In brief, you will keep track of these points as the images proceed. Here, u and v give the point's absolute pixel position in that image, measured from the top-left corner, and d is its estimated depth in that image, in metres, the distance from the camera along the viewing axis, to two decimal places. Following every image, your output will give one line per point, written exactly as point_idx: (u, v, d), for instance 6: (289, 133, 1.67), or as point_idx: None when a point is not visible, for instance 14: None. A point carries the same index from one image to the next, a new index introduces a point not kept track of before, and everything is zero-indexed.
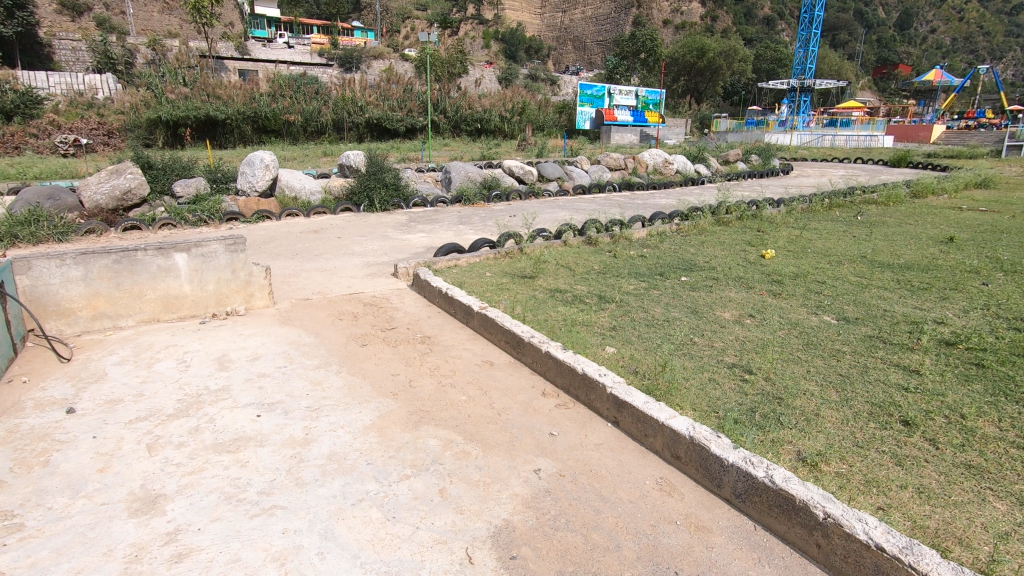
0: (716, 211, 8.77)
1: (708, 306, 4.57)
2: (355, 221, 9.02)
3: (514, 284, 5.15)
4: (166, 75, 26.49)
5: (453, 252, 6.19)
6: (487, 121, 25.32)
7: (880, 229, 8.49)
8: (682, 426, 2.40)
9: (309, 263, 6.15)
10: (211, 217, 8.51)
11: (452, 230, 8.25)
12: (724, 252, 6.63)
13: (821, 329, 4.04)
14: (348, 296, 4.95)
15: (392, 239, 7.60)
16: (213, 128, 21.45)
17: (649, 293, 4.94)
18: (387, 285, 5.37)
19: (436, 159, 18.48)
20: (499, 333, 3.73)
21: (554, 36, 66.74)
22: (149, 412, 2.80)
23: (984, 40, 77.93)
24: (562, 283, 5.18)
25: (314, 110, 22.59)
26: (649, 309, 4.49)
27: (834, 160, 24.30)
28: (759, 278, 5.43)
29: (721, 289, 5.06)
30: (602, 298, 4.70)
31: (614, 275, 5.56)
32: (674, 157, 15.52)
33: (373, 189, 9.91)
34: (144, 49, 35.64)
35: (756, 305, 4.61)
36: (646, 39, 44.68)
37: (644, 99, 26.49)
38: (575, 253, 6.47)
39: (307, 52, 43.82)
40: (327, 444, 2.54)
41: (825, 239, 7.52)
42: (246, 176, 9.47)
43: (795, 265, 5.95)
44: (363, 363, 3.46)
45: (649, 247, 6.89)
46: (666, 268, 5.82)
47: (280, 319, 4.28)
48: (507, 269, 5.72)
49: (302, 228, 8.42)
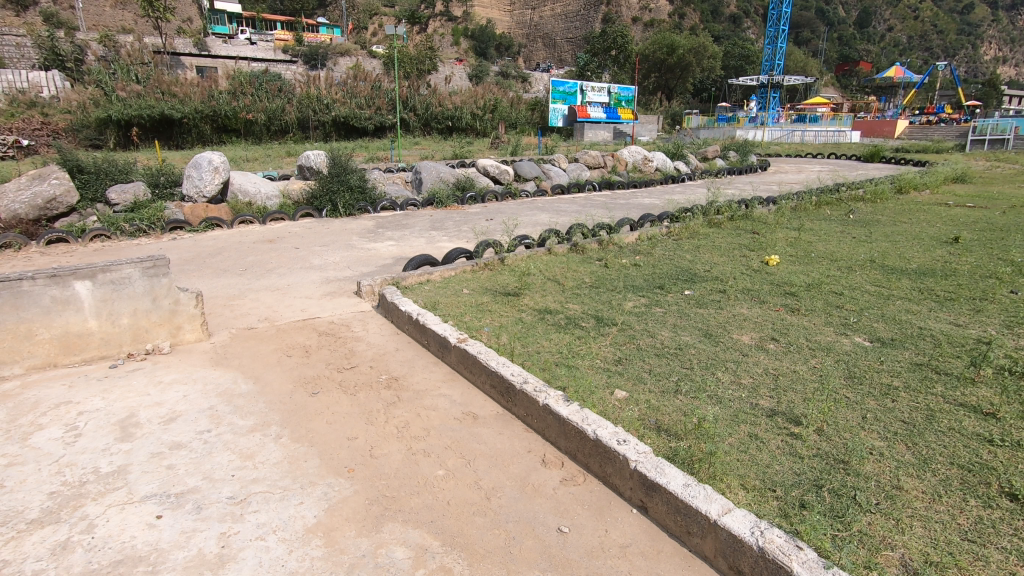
0: (706, 212, 8.25)
1: (720, 327, 3.98)
2: (317, 228, 8.23)
3: (497, 303, 4.47)
4: (118, 72, 24.99)
5: (425, 265, 5.48)
6: (458, 119, 24.57)
7: (876, 229, 8.08)
8: (743, 528, 1.76)
9: (259, 280, 5.37)
10: (152, 227, 7.62)
11: (424, 237, 7.53)
12: (724, 258, 6.07)
13: (857, 355, 3.47)
14: (301, 324, 4.19)
15: (358, 249, 6.83)
16: (169, 128, 20.23)
17: (652, 312, 4.31)
18: (348, 307, 4.62)
19: (406, 158, 17.64)
20: (483, 375, 3.04)
21: (524, 33, 66.19)
22: (4, 518, 2.03)
23: (938, 38, 80.44)
24: (553, 301, 4.53)
25: (277, 108, 21.42)
26: (657, 333, 3.86)
27: (809, 155, 24.29)
28: (770, 289, 4.86)
29: (730, 304, 4.48)
30: (601, 321, 4.05)
31: (608, 289, 4.93)
32: (653, 154, 15.00)
33: (337, 192, 9.09)
34: (96, 46, 33.85)
35: (776, 325, 4.01)
36: (617, 35, 44.43)
37: (617, 96, 26.06)
38: (562, 262, 5.84)
39: (270, 48, 42.31)
40: (251, 564, 1.83)
41: (825, 241, 7.04)
42: (193, 180, 8.50)
43: (805, 273, 5.41)
44: (311, 422, 2.74)
45: (641, 254, 6.28)
46: (665, 280, 5.21)
47: (212, 359, 3.51)
48: (488, 284, 5.04)
49: (256, 237, 7.58)
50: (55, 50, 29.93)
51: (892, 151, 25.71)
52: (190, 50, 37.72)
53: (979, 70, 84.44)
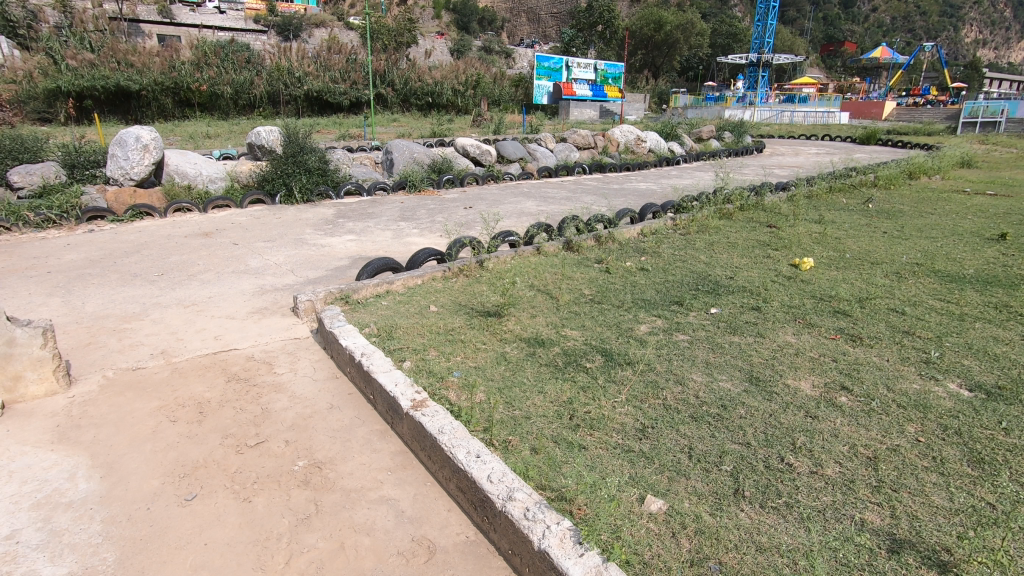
0: (715, 200, 7.27)
1: (768, 367, 3.01)
2: (267, 217, 7.09)
3: (472, 329, 3.42)
4: (72, 40, 22.95)
5: (384, 271, 4.42)
6: (438, 95, 23.17)
7: (905, 221, 7.19)
8: None
9: (175, 291, 4.28)
10: (65, 216, 6.41)
11: (390, 230, 6.44)
12: (745, 260, 5.12)
13: (968, 418, 2.51)
14: (207, 363, 3.11)
15: (308, 246, 5.70)
16: (126, 101, 18.58)
17: (674, 341, 3.32)
18: (278, 331, 3.56)
19: (382, 137, 16.31)
20: (446, 470, 2.03)
21: (508, 8, 63.83)
22: None
23: (920, 20, 80.08)
24: (545, 324, 3.53)
25: (245, 81, 19.85)
26: (688, 377, 2.88)
27: (802, 137, 23.43)
28: (815, 306, 3.90)
29: (773, 329, 3.52)
30: (609, 358, 3.05)
31: (613, 304, 3.94)
32: (647, 134, 13.95)
33: (291, 175, 7.89)
34: (51, 12, 31.41)
35: (840, 363, 3.04)
36: (604, 10, 41.99)
37: (604, 73, 24.77)
38: (554, 265, 4.82)
39: (241, 18, 39.95)
40: None
41: (855, 238, 6.11)
42: (117, 160, 7.21)
43: (849, 282, 4.46)
44: (162, 567, 1.71)
45: (647, 254, 5.29)
46: (682, 291, 4.25)
47: (57, 426, 2.44)
48: (462, 298, 4.00)
49: (190, 230, 6.40)
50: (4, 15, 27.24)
51: (885, 134, 25.04)
52: (154, 17, 35.17)
53: (959, 53, 84.13)
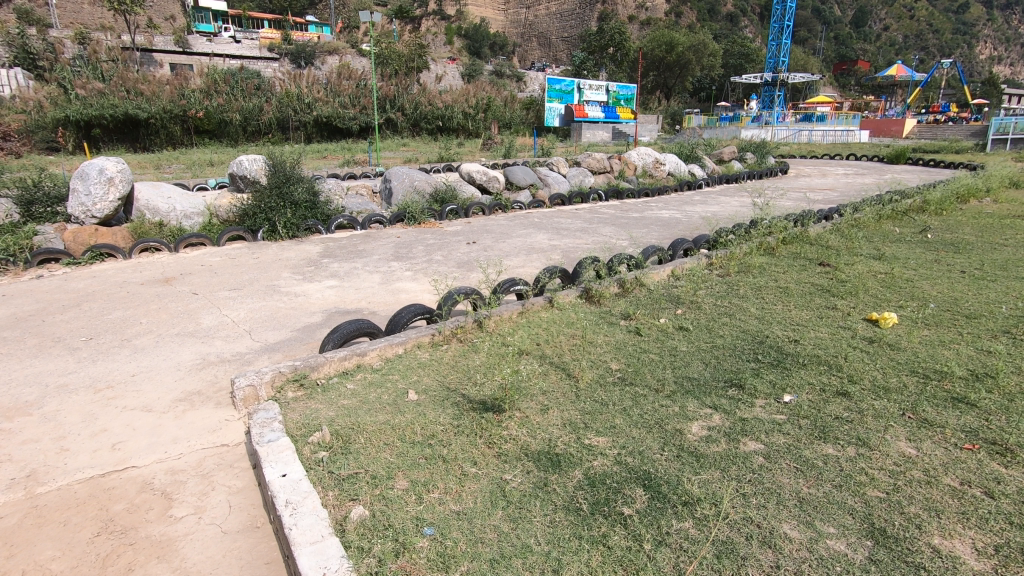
0: (754, 233, 6.33)
1: (895, 510, 2.03)
2: (246, 257, 6.29)
3: (460, 435, 2.48)
4: (85, 70, 22.86)
5: (357, 337, 3.49)
6: (448, 119, 22.59)
7: (978, 255, 6.17)
8: None
9: (92, 368, 3.39)
10: (12, 260, 5.64)
11: (379, 273, 5.57)
12: (807, 314, 4.15)
13: None
14: (82, 497, 2.20)
15: (279, 297, 4.83)
16: (134, 129, 18.22)
17: (745, 458, 2.34)
18: (203, 434, 2.64)
19: (388, 162, 15.64)
20: None
21: (519, 32, 64.10)
22: None
23: (934, 37, 79.14)
24: (560, 426, 2.57)
25: (254, 107, 19.46)
26: (780, 532, 1.91)
27: (825, 157, 22.40)
28: (926, 391, 2.91)
29: (879, 433, 2.53)
30: (658, 494, 2.08)
31: (650, 387, 2.97)
32: (665, 156, 13.07)
33: (275, 209, 7.10)
34: (69, 43, 31.63)
35: (1011, 507, 2.05)
36: (615, 33, 41.78)
37: (616, 94, 24.06)
38: (572, 324, 3.88)
39: (256, 46, 40.12)
40: None
41: (931, 280, 5.12)
42: (79, 196, 6.47)
43: (953, 348, 3.46)
44: None
45: (684, 306, 4.34)
46: (738, 364, 3.26)
47: None
48: (452, 378, 3.06)
49: (150, 274, 5.57)
50: (26, 48, 27.38)
51: (913, 152, 23.98)
52: (170, 47, 35.31)
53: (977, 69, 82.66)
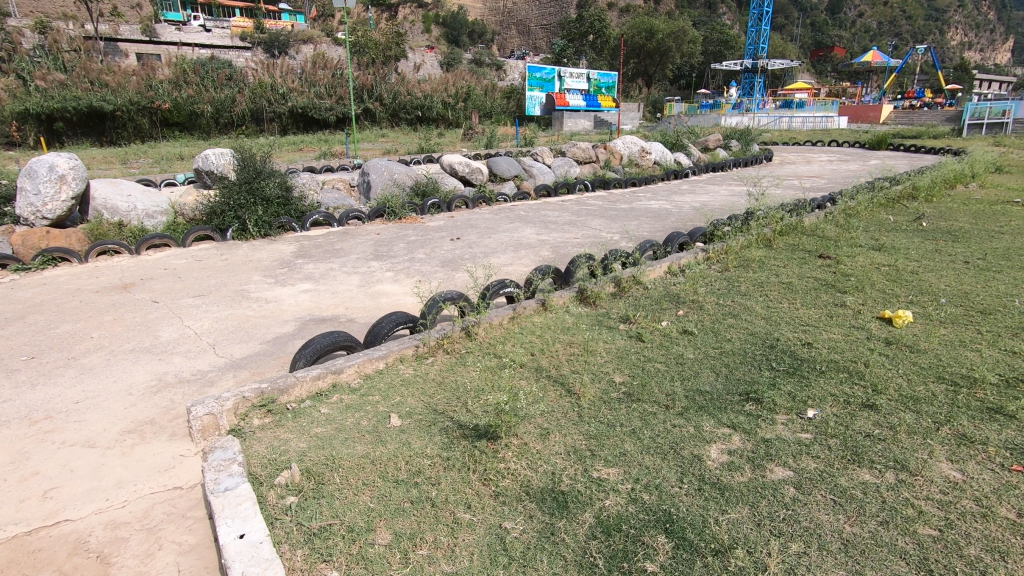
0: (751, 225, 6.07)
1: (954, 553, 1.77)
2: (214, 258, 5.86)
3: (451, 471, 2.17)
4: (45, 60, 21.76)
5: (333, 352, 3.14)
6: (428, 109, 22.04)
7: (977, 244, 5.99)
8: None
9: (29, 394, 2.99)
10: None
11: (357, 274, 5.20)
12: (817, 313, 3.88)
13: None
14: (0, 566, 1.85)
15: (249, 303, 4.45)
16: (100, 123, 17.38)
17: (775, 489, 2.07)
18: (152, 475, 2.28)
19: (367, 154, 15.14)
20: None
21: (498, 20, 63.15)
22: None
23: (907, 24, 80.08)
24: (564, 455, 2.27)
25: (226, 98, 18.59)
26: None
27: (807, 143, 22.34)
28: (961, 401, 2.66)
29: (917, 454, 2.28)
30: (684, 542, 1.79)
31: (662, 404, 2.67)
32: (651, 145, 12.81)
33: (245, 206, 6.65)
34: (29, 33, 30.13)
35: None
36: (595, 20, 41.33)
37: (597, 82, 23.66)
38: (568, 330, 3.57)
39: (228, 35, 38.82)
40: None
41: (936, 272, 4.91)
42: (28, 195, 5.97)
43: (978, 350, 3.22)
44: None
45: (686, 306, 4.06)
46: (753, 374, 2.98)
47: None
48: (440, 399, 2.74)
49: (108, 280, 5.13)
50: None
51: (893, 137, 24.02)
52: (136, 36, 33.96)
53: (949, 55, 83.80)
